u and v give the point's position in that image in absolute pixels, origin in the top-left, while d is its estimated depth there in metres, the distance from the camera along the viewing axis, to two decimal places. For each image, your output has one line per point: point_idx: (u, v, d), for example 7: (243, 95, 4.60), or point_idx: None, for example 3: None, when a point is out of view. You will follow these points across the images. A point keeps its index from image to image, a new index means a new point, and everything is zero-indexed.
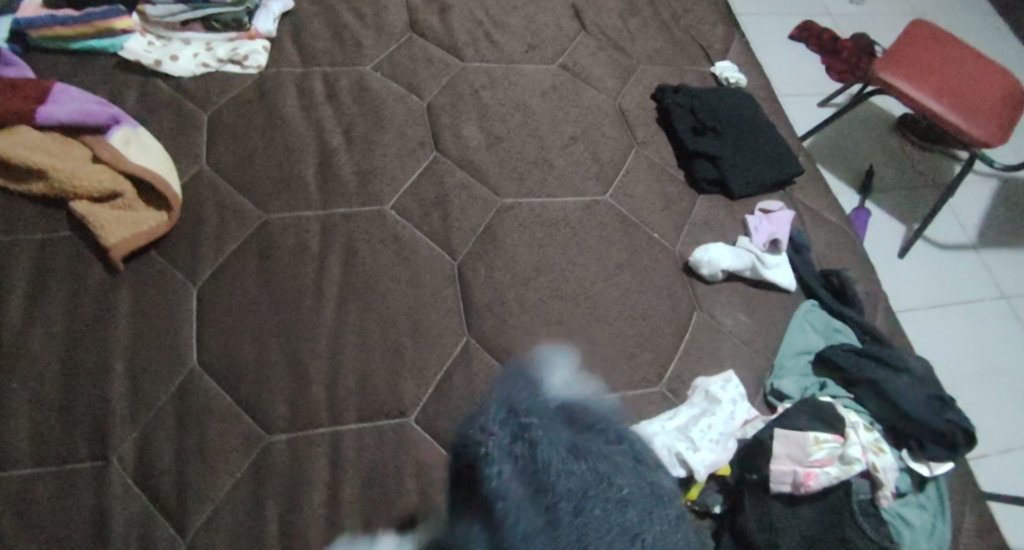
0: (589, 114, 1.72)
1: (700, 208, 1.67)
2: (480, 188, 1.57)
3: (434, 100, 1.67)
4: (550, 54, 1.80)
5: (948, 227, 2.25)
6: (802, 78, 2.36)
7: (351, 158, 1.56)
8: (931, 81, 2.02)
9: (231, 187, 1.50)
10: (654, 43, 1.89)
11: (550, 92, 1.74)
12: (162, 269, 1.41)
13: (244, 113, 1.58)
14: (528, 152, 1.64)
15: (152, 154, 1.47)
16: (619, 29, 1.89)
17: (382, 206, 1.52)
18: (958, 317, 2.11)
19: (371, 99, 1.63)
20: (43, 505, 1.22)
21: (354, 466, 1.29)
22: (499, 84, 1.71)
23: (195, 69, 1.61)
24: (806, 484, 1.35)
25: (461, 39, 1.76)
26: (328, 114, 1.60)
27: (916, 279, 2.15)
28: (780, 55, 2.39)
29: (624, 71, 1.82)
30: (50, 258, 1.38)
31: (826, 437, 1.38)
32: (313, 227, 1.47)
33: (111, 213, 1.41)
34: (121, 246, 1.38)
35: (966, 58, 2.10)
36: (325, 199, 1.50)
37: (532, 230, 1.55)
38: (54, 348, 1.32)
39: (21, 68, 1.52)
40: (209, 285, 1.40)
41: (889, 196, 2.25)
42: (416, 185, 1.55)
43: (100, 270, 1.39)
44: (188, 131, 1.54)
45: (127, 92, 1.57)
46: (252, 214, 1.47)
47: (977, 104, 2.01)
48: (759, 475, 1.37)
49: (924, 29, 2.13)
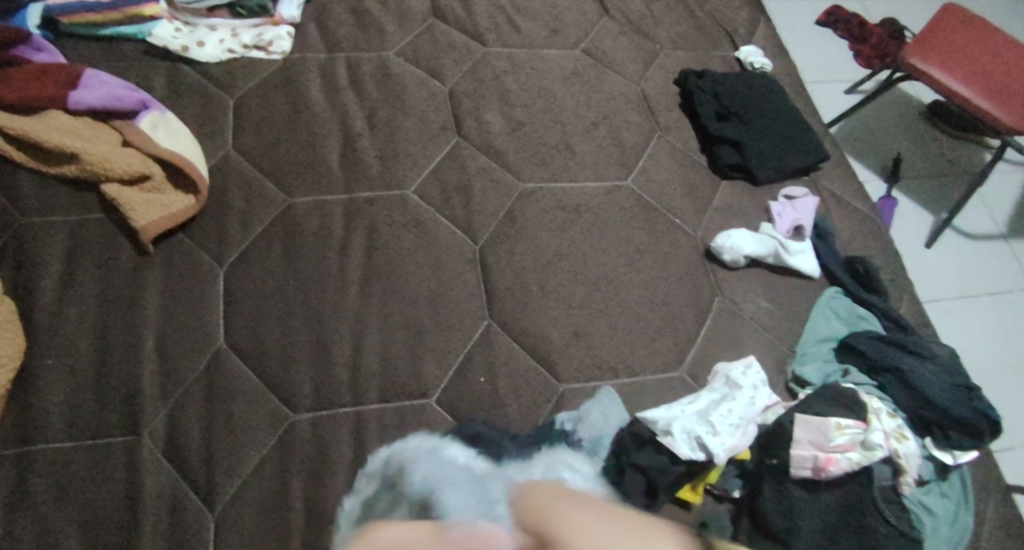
0: (612, 99, 1.72)
1: (723, 194, 1.66)
2: (503, 173, 1.58)
3: (456, 85, 1.67)
4: (573, 39, 1.80)
5: (978, 217, 2.22)
6: (829, 64, 2.33)
7: (373, 143, 1.57)
8: (960, 65, 2.00)
9: (257, 171, 1.52)
10: (678, 28, 1.88)
11: (573, 77, 1.74)
12: (189, 250, 1.43)
13: (270, 98, 1.60)
14: (550, 137, 1.64)
15: (179, 138, 1.50)
16: (642, 13, 1.88)
17: (405, 191, 1.53)
18: (986, 309, 2.08)
19: (394, 85, 1.65)
20: (77, 477, 1.25)
21: (377, 445, 1.31)
22: (521, 69, 1.72)
23: (222, 55, 1.64)
24: (826, 469, 1.34)
25: (484, 25, 1.77)
26: (351, 99, 1.62)
27: (944, 270, 2.12)
28: (808, 41, 2.37)
29: (647, 56, 1.81)
30: (84, 239, 1.41)
31: (847, 423, 1.36)
32: (336, 211, 1.49)
33: (141, 196, 1.43)
34: (149, 229, 1.40)
35: (999, 43, 2.06)
36: (348, 183, 1.52)
37: (553, 214, 1.55)
38: (87, 326, 1.35)
39: (53, 55, 1.56)
40: (235, 266, 1.42)
41: (917, 185, 2.23)
42: (439, 169, 1.56)
43: (130, 251, 1.41)
44: (213, 116, 1.57)
45: (156, 77, 1.60)
46: (277, 197, 1.49)
47: (1008, 90, 1.98)
48: (779, 460, 1.36)
49: (958, 13, 2.11)
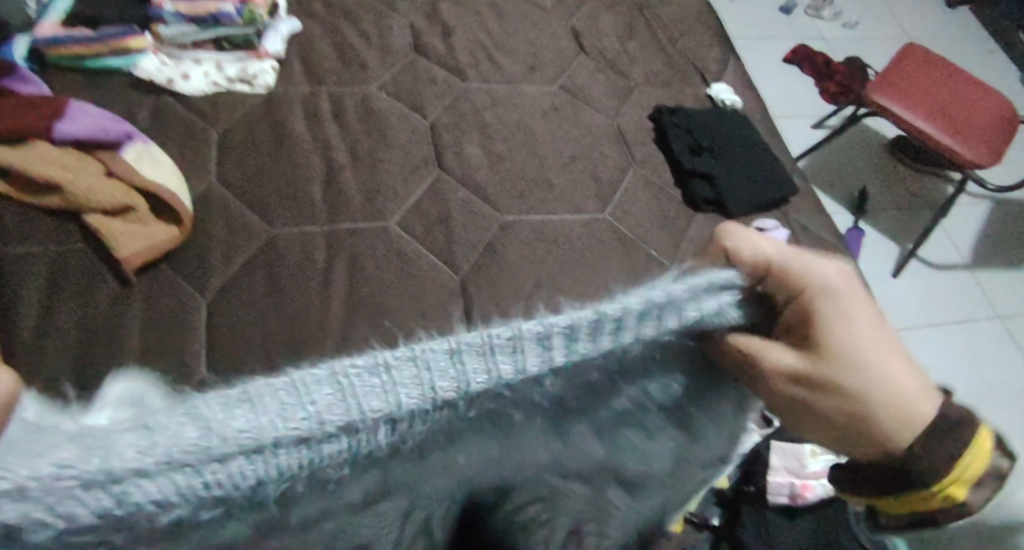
0: (588, 134, 1.77)
1: (698, 226, 1.69)
2: (482, 205, 1.60)
3: (437, 119, 1.72)
4: (551, 76, 1.85)
5: (941, 248, 2.29)
6: (797, 99, 2.40)
7: (356, 175, 1.60)
8: (923, 103, 2.07)
9: (241, 204, 1.54)
10: (652, 65, 1.94)
11: (550, 112, 1.78)
12: (172, 281, 1.44)
13: (253, 130, 1.63)
14: (528, 171, 1.67)
15: (163, 171, 1.52)
16: (617, 52, 1.94)
17: (386, 223, 1.55)
18: (954, 337, 2.13)
19: (375, 118, 1.68)
20: None
21: None
22: (501, 104, 1.76)
23: (206, 88, 1.67)
24: (802, 495, 1.41)
25: (465, 61, 1.82)
26: (334, 132, 1.65)
27: (912, 299, 2.18)
28: (776, 76, 2.44)
29: (622, 92, 1.87)
30: (66, 271, 1.42)
31: (823, 450, 1.42)
32: (317, 242, 1.50)
33: (124, 226, 1.45)
34: (133, 259, 1.42)
35: (957, 81, 2.14)
36: (330, 215, 1.54)
37: (532, 246, 1.56)
38: (65, 352, 1.33)
39: (39, 86, 1.59)
40: (217, 297, 1.42)
41: (883, 217, 2.30)
42: (420, 202, 1.59)
43: (111, 282, 1.42)
44: (198, 147, 1.60)
45: (140, 109, 1.63)
46: (260, 229, 1.51)
47: (970, 127, 2.05)
48: (755, 487, 1.44)
49: (916, 53, 2.19)
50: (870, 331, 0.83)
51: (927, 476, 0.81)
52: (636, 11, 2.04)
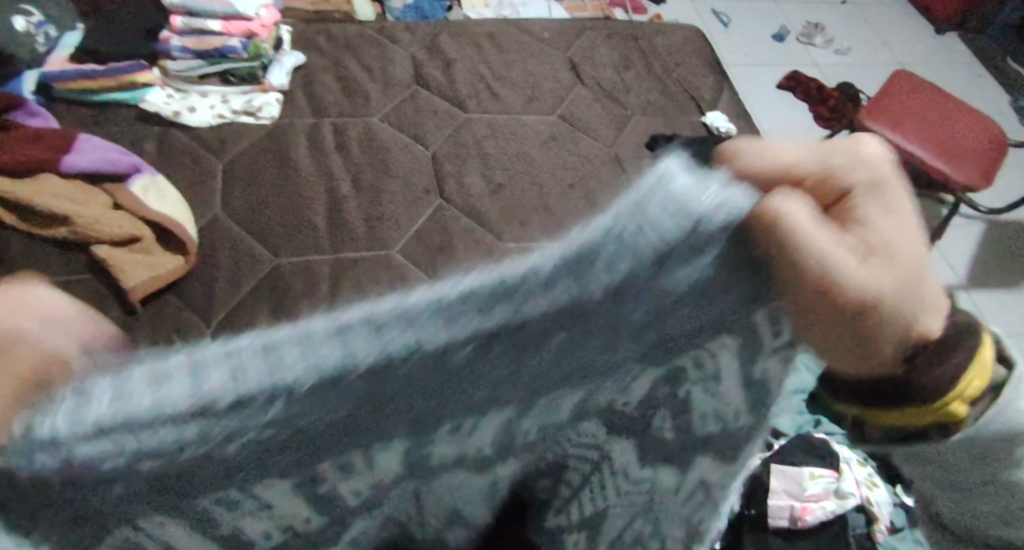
0: (587, 161, 1.80)
1: None
2: (483, 233, 1.63)
3: (438, 149, 1.75)
4: (548, 106, 1.89)
5: None
6: (792, 124, 2.44)
7: (359, 205, 1.63)
8: (914, 127, 2.10)
9: (246, 234, 1.57)
10: (648, 95, 1.98)
11: (549, 141, 1.82)
12: (177, 309, 1.47)
13: (258, 162, 1.66)
14: (528, 198, 1.70)
15: (169, 202, 1.55)
16: (614, 82, 1.98)
17: (388, 251, 1.57)
18: None
19: (378, 149, 1.72)
20: None
21: None
22: (501, 133, 1.80)
23: (212, 120, 1.71)
24: (803, 518, 1.40)
25: (465, 92, 1.86)
26: (338, 163, 1.69)
27: None
28: (769, 102, 2.48)
29: (619, 120, 1.90)
30: (71, 299, 1.45)
31: (821, 472, 1.44)
32: (322, 271, 1.52)
33: (131, 256, 1.47)
34: (139, 289, 1.44)
35: (948, 106, 2.18)
36: (334, 244, 1.56)
37: None
38: None
39: (47, 119, 1.62)
40: (221, 326, 1.44)
41: None
42: (422, 230, 1.62)
43: (117, 311, 1.45)
44: (203, 178, 1.63)
45: (147, 142, 1.67)
46: (264, 259, 1.53)
47: (960, 151, 2.08)
48: (757, 511, 1.42)
49: (908, 79, 2.23)
50: (893, 218, 0.71)
51: (927, 390, 0.73)
52: (631, 42, 2.09)
